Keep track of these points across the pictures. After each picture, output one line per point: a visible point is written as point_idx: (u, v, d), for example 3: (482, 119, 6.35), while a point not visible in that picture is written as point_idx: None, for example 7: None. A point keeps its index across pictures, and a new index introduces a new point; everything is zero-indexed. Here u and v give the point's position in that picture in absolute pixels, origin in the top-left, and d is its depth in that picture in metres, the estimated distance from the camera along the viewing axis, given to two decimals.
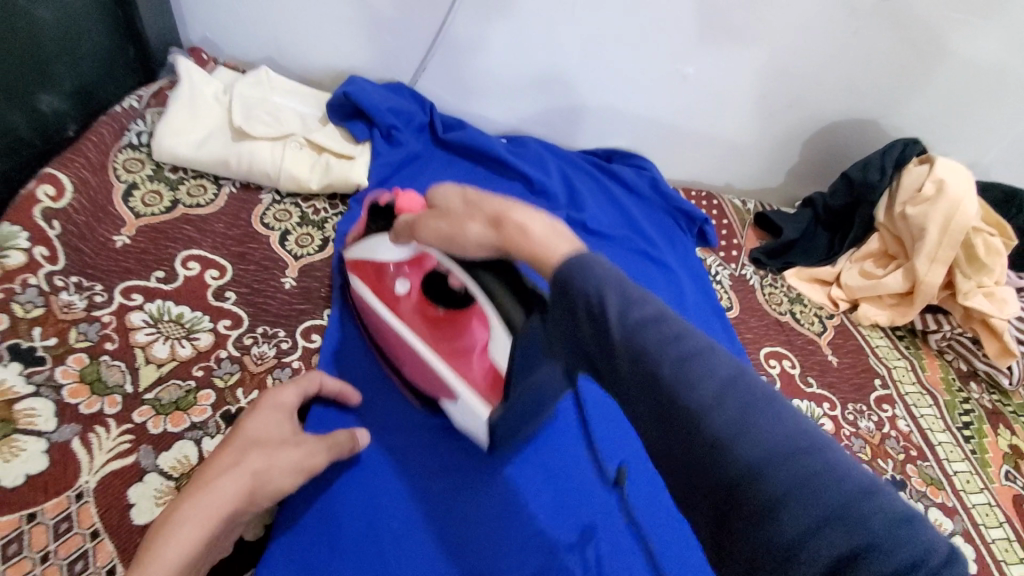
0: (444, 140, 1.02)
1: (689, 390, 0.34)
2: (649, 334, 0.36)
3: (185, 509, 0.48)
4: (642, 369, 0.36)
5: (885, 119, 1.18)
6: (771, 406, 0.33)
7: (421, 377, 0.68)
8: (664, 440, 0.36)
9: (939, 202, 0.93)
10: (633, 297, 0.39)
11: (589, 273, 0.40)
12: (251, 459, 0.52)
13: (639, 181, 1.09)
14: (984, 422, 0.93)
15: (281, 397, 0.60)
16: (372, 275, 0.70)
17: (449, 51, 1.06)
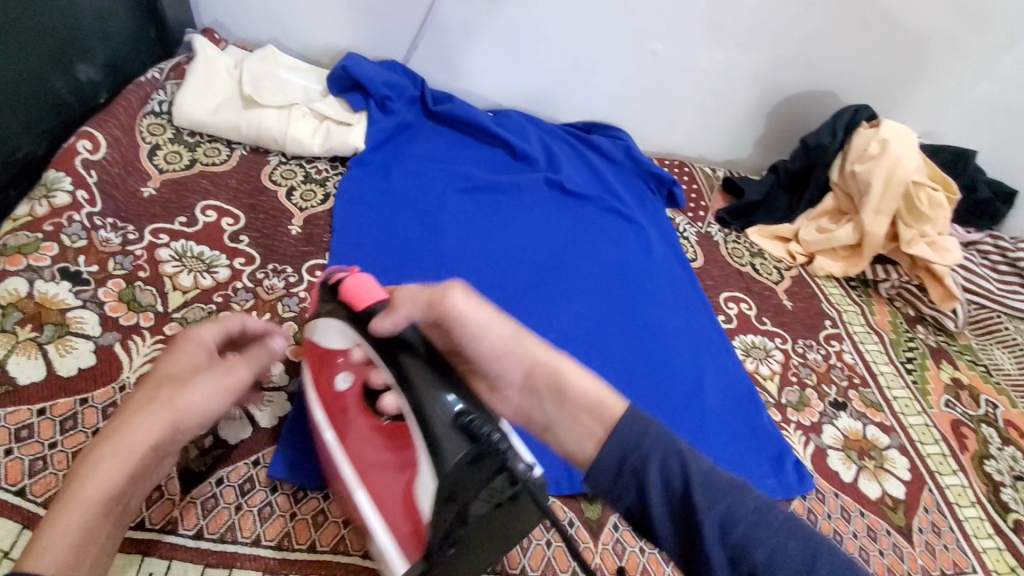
0: (434, 113, 1.12)
1: (760, 546, 0.45)
2: (715, 492, 0.46)
3: (100, 449, 0.47)
4: (714, 530, 0.45)
5: (843, 91, 1.28)
6: (816, 553, 0.45)
7: (349, 500, 0.58)
8: None
9: (882, 160, 1.03)
10: (687, 460, 0.48)
11: (650, 436, 0.49)
12: (168, 396, 0.50)
13: (614, 149, 1.19)
14: (927, 357, 1.00)
15: (200, 334, 0.56)
16: (321, 362, 0.62)
17: (437, 32, 1.16)
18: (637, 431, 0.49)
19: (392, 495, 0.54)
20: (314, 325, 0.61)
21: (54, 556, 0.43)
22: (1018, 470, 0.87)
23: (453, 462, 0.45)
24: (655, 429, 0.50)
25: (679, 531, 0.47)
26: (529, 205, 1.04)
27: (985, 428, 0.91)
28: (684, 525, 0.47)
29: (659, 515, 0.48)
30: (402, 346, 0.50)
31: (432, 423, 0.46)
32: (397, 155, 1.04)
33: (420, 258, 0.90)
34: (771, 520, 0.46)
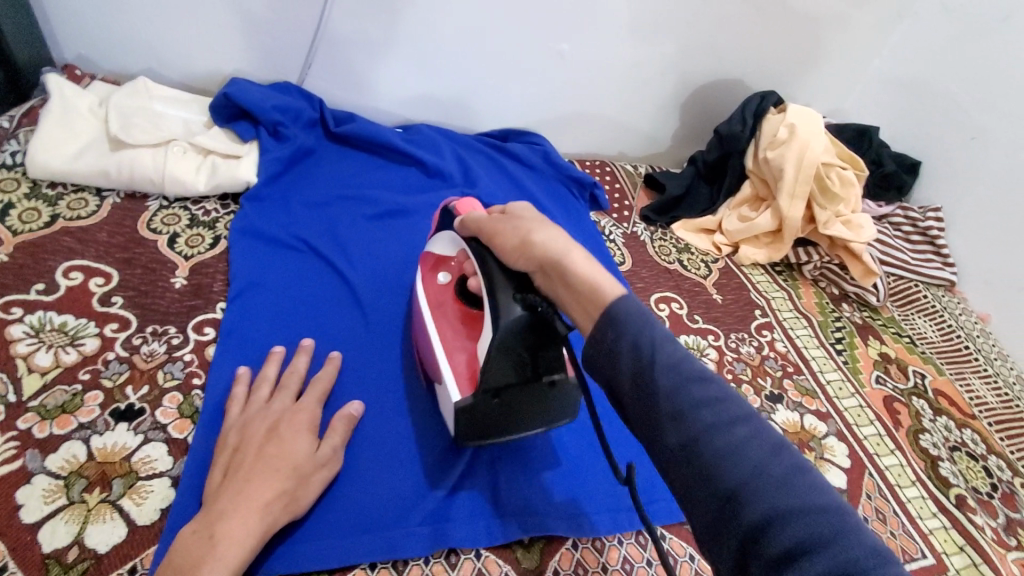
0: (337, 134, 1.04)
1: (713, 437, 0.39)
2: (681, 373, 0.42)
3: (234, 520, 0.52)
4: (670, 410, 0.41)
5: (749, 77, 1.29)
6: (776, 450, 0.39)
7: (431, 367, 0.72)
8: (677, 468, 0.41)
9: (791, 144, 1.04)
10: (671, 346, 0.44)
11: (637, 323, 0.45)
12: (285, 476, 0.57)
13: (532, 155, 1.15)
14: (855, 335, 1.01)
15: (301, 415, 0.62)
16: (427, 266, 0.77)
17: (331, 47, 1.08)
18: (625, 308, 0.46)
19: (460, 363, 0.67)
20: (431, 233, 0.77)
21: None
22: (952, 440, 0.88)
23: (510, 317, 0.58)
24: (638, 316, 0.46)
25: (639, 408, 0.43)
26: None
27: (915, 400, 0.92)
28: (639, 393, 0.43)
29: (619, 376, 0.45)
30: (486, 244, 0.62)
31: (499, 290, 0.59)
32: (297, 185, 0.96)
33: (331, 296, 0.81)
34: (739, 420, 0.40)
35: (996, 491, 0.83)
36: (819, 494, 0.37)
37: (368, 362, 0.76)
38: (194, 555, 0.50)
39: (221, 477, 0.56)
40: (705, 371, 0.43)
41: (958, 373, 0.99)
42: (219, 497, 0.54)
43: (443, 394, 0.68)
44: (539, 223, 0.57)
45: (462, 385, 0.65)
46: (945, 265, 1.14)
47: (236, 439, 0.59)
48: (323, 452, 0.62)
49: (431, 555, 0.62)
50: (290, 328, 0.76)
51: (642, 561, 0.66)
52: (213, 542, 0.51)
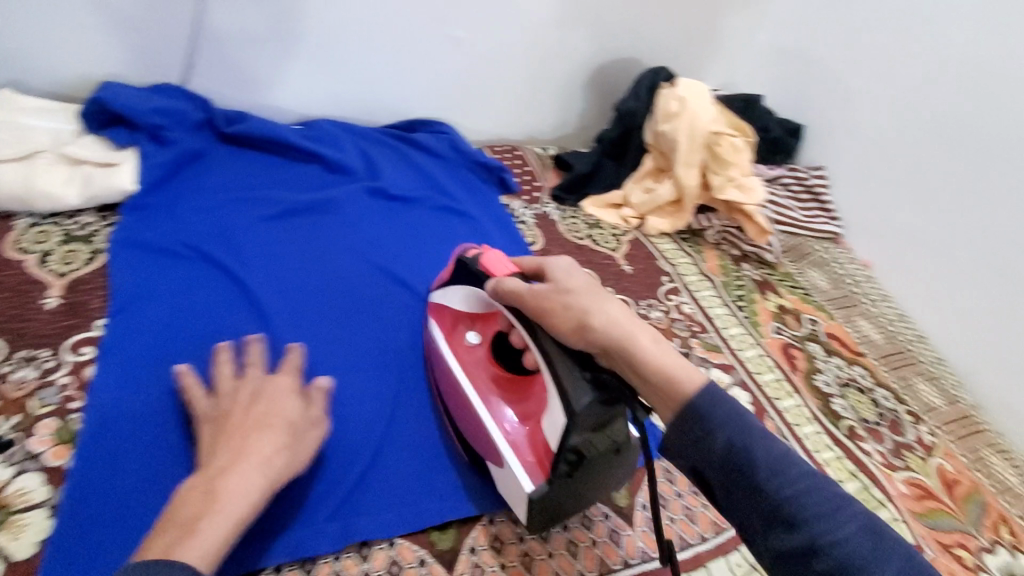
0: (228, 135, 1.00)
1: (821, 539, 0.48)
2: (781, 477, 0.50)
3: (235, 476, 0.54)
4: (775, 507, 0.50)
5: (644, 55, 1.34)
6: (875, 544, 0.48)
7: (479, 442, 0.69)
8: (786, 563, 0.49)
9: (682, 116, 1.09)
10: (764, 444, 0.52)
11: (731, 426, 0.53)
12: (274, 434, 0.59)
13: (438, 144, 1.15)
14: (754, 291, 1.07)
15: (281, 381, 0.65)
16: (448, 325, 0.76)
17: (213, 44, 1.03)
18: (713, 407, 0.54)
19: (519, 438, 0.67)
20: (446, 292, 0.77)
21: (205, 544, 0.49)
22: (843, 377, 0.95)
23: (581, 403, 0.59)
24: (729, 416, 0.53)
25: (745, 503, 0.51)
26: (350, 219, 0.96)
27: (810, 345, 0.99)
28: (744, 493, 0.51)
29: (721, 477, 0.52)
30: (535, 320, 0.63)
31: (567, 377, 0.60)
32: (186, 190, 0.91)
33: (223, 301, 0.78)
34: (834, 510, 0.49)
35: (883, 419, 0.91)
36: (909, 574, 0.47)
37: (269, 364, 0.74)
38: (196, 510, 0.51)
39: (211, 442, 0.59)
40: (797, 464, 0.52)
41: (847, 316, 1.07)
42: (218, 456, 0.56)
43: (502, 474, 0.67)
44: (590, 300, 0.61)
45: (530, 463, 0.65)
46: (831, 220, 1.23)
47: (221, 408, 0.62)
48: (311, 412, 0.65)
49: (342, 551, 0.64)
50: (180, 338, 0.73)
51: (557, 527, 0.69)
52: (217, 496, 0.53)
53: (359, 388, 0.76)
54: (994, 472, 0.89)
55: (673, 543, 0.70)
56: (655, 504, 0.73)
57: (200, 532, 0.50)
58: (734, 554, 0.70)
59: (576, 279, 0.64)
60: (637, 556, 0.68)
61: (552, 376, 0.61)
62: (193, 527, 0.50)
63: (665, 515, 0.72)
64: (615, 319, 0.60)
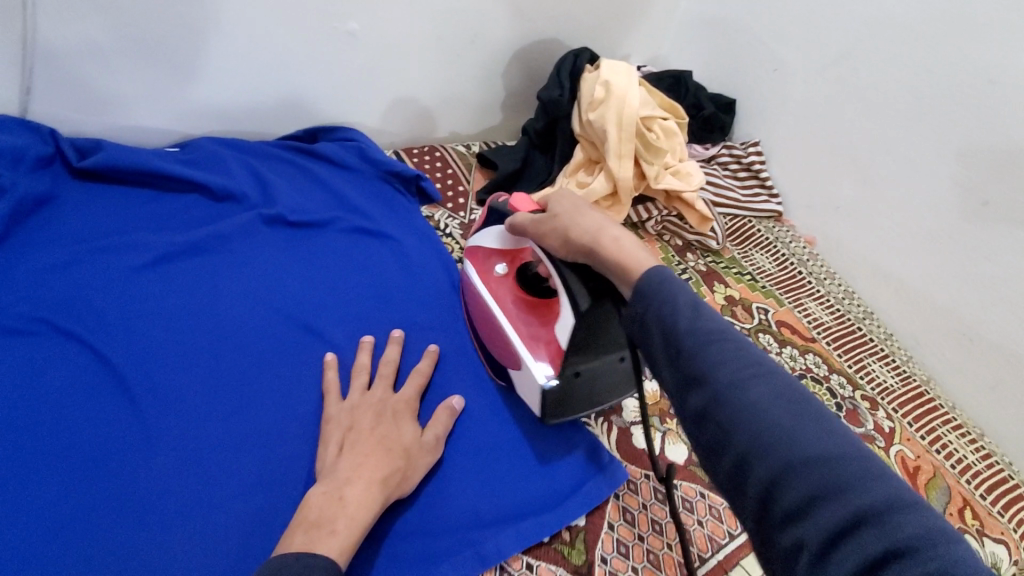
0: (85, 171, 0.84)
1: (731, 393, 0.39)
2: (701, 328, 0.42)
3: (356, 486, 0.57)
4: (685, 366, 0.41)
5: (565, 35, 1.23)
6: (803, 409, 0.38)
7: (502, 353, 0.73)
8: (695, 422, 0.41)
9: (609, 101, 1.01)
10: (691, 305, 0.43)
11: (661, 288, 0.45)
12: (396, 452, 0.62)
13: (345, 153, 1.01)
14: (701, 284, 1.01)
15: (401, 397, 0.70)
16: (479, 260, 0.80)
17: (54, 63, 0.85)
18: (655, 275, 0.47)
19: (535, 347, 0.69)
20: (479, 232, 0.80)
21: (336, 542, 0.52)
22: (798, 368, 0.92)
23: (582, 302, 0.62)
24: (666, 280, 0.46)
25: (662, 366, 0.44)
26: (245, 257, 0.83)
27: (762, 337, 0.95)
28: (660, 348, 0.43)
29: (646, 337, 0.45)
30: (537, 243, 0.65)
31: (570, 279, 0.62)
32: (31, 245, 0.76)
33: (89, 385, 0.67)
34: (754, 373, 0.39)
35: (842, 410, 0.87)
36: (844, 447, 0.36)
37: (143, 457, 0.64)
38: (329, 514, 0.54)
39: (338, 451, 0.62)
40: (728, 328, 0.42)
41: (795, 299, 1.03)
42: (341, 465, 0.59)
43: (524, 382, 0.70)
44: (571, 214, 0.59)
45: (544, 366, 0.67)
46: (772, 197, 1.19)
47: (349, 418, 0.65)
48: (427, 439, 0.67)
49: None
50: (33, 444, 0.62)
51: None
52: (345, 503, 0.55)
53: (248, 468, 0.66)
54: (953, 449, 0.87)
55: None
56: (614, 557, 0.64)
57: (334, 535, 0.53)
58: None
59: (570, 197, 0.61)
60: None
61: (562, 286, 0.64)
62: (331, 528, 0.53)
63: (628, 568, 0.63)
64: (590, 226, 0.57)
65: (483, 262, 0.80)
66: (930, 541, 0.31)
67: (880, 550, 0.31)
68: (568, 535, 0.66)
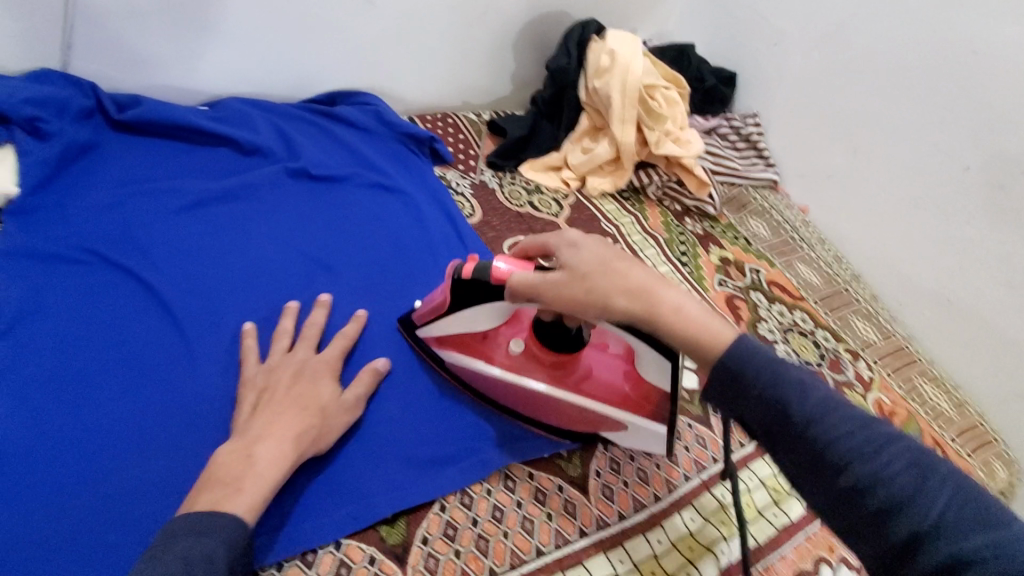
0: (122, 122, 0.90)
1: (856, 464, 0.45)
2: (814, 408, 0.47)
3: (266, 447, 0.59)
4: (814, 450, 0.47)
5: (573, 8, 1.28)
6: (924, 467, 0.44)
7: (584, 422, 0.71)
8: (827, 494, 0.46)
9: (614, 70, 1.06)
10: (801, 388, 0.48)
11: (760, 367, 0.50)
12: (308, 415, 0.63)
13: (362, 116, 1.07)
14: (697, 246, 1.07)
15: (321, 360, 0.70)
16: (479, 344, 0.73)
17: (92, 22, 0.91)
18: (746, 350, 0.51)
19: (619, 400, 0.69)
20: (460, 320, 0.70)
21: (244, 497, 0.55)
22: (785, 322, 0.98)
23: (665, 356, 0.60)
24: (759, 359, 0.50)
25: (790, 449, 0.48)
26: (272, 205, 0.90)
27: (753, 294, 1.01)
28: (777, 428, 0.49)
29: (757, 417, 0.50)
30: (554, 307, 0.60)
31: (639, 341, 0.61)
32: (79, 187, 0.82)
33: (133, 310, 0.74)
34: (882, 451, 0.45)
35: (823, 359, 0.94)
36: (969, 499, 0.42)
37: (185, 372, 0.71)
38: (236, 472, 0.57)
39: (252, 412, 0.64)
40: (842, 407, 0.48)
41: (787, 262, 1.09)
42: (255, 423, 0.62)
43: (620, 432, 0.71)
44: (606, 271, 0.57)
45: (641, 408, 0.68)
46: (769, 167, 1.24)
47: (264, 380, 0.67)
48: (347, 397, 0.68)
49: (284, 562, 0.60)
50: (86, 358, 0.69)
51: (512, 505, 0.67)
52: (253, 461, 0.58)
53: None
54: (928, 398, 0.93)
55: (631, 507, 0.68)
56: (607, 471, 0.71)
57: (240, 491, 0.55)
58: (688, 509, 0.69)
59: (589, 253, 0.58)
60: (592, 525, 0.66)
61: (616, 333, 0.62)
62: (238, 485, 0.56)
63: (619, 481, 0.70)
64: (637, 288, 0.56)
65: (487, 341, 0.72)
66: None
67: None
68: (566, 451, 0.72)
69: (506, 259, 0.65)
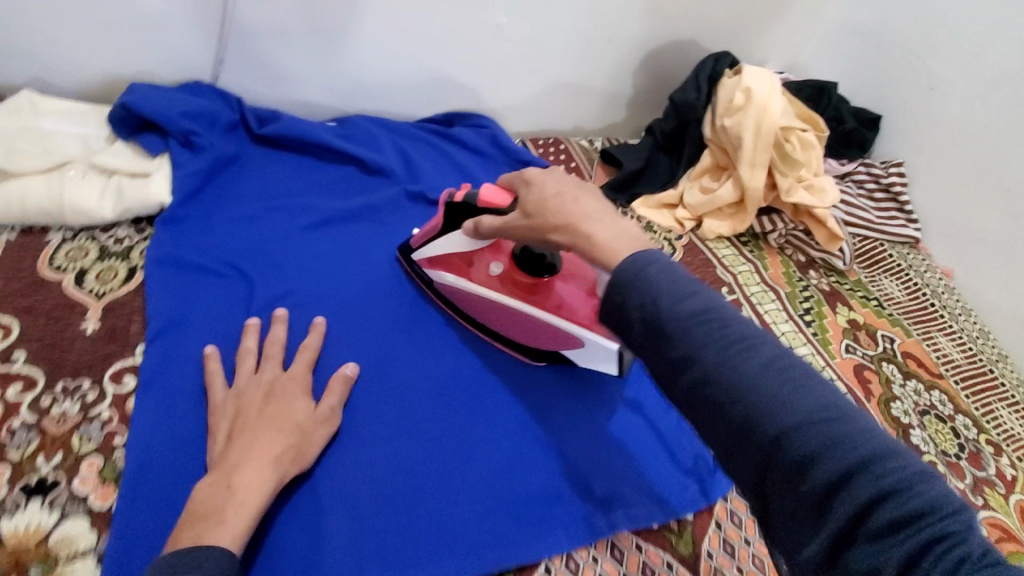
0: (261, 136, 0.95)
1: (729, 372, 0.42)
2: (694, 317, 0.44)
3: (241, 475, 0.56)
4: (679, 356, 0.44)
5: (702, 36, 1.22)
6: (799, 376, 0.41)
7: (549, 340, 0.76)
8: (696, 403, 0.43)
9: (749, 109, 1.00)
10: (669, 293, 0.45)
11: (645, 279, 0.46)
12: (280, 438, 0.60)
13: (479, 140, 1.07)
14: (823, 304, 0.98)
15: (290, 373, 0.68)
16: (460, 266, 0.79)
17: (242, 38, 0.96)
18: (638, 263, 0.48)
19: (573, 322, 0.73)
20: (445, 240, 0.78)
21: (228, 528, 0.52)
22: (922, 404, 0.88)
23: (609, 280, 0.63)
24: (649, 269, 0.47)
25: (661, 360, 0.45)
26: (389, 227, 0.92)
27: (885, 366, 0.91)
28: (657, 339, 0.45)
29: (638, 328, 0.46)
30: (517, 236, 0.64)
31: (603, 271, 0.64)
32: (222, 198, 0.87)
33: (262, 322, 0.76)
34: (749, 356, 0.42)
35: (964, 451, 0.84)
36: (833, 405, 0.40)
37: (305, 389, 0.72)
38: (216, 504, 0.54)
39: (226, 442, 0.60)
40: (710, 309, 0.45)
41: (925, 332, 0.98)
42: (231, 455, 0.58)
43: (582, 349, 0.75)
44: (552, 202, 0.58)
45: (596, 329, 0.72)
46: (909, 222, 1.12)
47: (234, 407, 0.63)
48: (321, 411, 0.66)
49: None
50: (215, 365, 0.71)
51: None
52: (233, 492, 0.55)
53: (391, 418, 0.71)
54: None
55: None
56: (720, 554, 0.67)
57: (223, 524, 0.52)
58: None
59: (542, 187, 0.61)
60: None
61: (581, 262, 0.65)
62: (220, 518, 0.53)
63: (733, 566, 0.66)
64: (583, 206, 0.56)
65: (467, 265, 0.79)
66: (913, 473, 0.37)
67: (879, 485, 0.37)
68: (676, 524, 0.69)
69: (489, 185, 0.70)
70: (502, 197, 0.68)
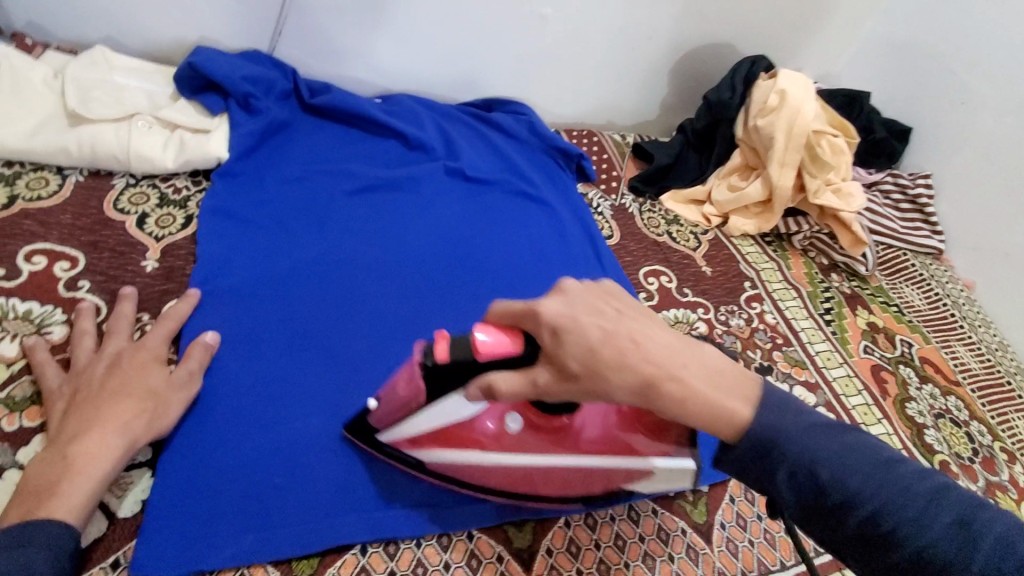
0: (313, 106, 0.99)
1: (855, 495, 0.45)
2: (807, 448, 0.47)
3: (81, 445, 0.55)
4: (813, 491, 0.46)
5: (739, 40, 1.25)
6: (907, 474, 0.46)
7: (602, 482, 0.64)
8: (834, 528, 0.46)
9: (783, 111, 1.02)
10: (814, 442, 0.47)
11: (752, 421, 0.49)
12: (129, 407, 0.58)
13: (517, 126, 1.11)
14: (844, 306, 1.00)
15: (142, 342, 0.65)
16: (458, 436, 0.61)
17: (300, 12, 1.01)
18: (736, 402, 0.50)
19: (619, 446, 0.62)
20: (428, 416, 0.59)
21: (70, 498, 0.52)
22: (937, 408, 0.89)
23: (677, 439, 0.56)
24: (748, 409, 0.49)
25: (792, 497, 0.48)
26: (427, 198, 0.95)
27: (902, 368, 0.93)
28: (782, 478, 0.48)
29: (759, 471, 0.49)
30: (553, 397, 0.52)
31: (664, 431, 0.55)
32: (272, 159, 0.92)
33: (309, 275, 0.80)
34: (865, 473, 0.45)
35: (976, 455, 0.85)
36: (945, 495, 0.45)
37: (345, 339, 0.76)
38: (49, 478, 0.53)
39: (65, 412, 0.58)
40: (824, 435, 0.48)
41: (944, 340, 1.00)
42: (66, 427, 0.56)
43: (644, 480, 0.65)
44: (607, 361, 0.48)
45: (657, 454, 0.63)
46: (933, 233, 1.14)
47: (73, 384, 0.60)
48: (179, 375, 0.64)
49: (424, 538, 0.63)
50: (263, 310, 0.76)
51: (635, 537, 0.67)
52: (72, 466, 0.54)
53: None
54: None
55: (754, 568, 0.67)
56: (733, 525, 0.70)
57: (56, 496, 0.52)
58: None
59: (583, 339, 0.48)
60: None
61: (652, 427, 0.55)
62: (54, 489, 0.52)
63: (744, 538, 0.69)
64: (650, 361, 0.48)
65: (469, 436, 0.61)
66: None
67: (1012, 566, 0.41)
68: (692, 495, 0.72)
69: (479, 329, 0.51)
70: (508, 345, 0.51)
